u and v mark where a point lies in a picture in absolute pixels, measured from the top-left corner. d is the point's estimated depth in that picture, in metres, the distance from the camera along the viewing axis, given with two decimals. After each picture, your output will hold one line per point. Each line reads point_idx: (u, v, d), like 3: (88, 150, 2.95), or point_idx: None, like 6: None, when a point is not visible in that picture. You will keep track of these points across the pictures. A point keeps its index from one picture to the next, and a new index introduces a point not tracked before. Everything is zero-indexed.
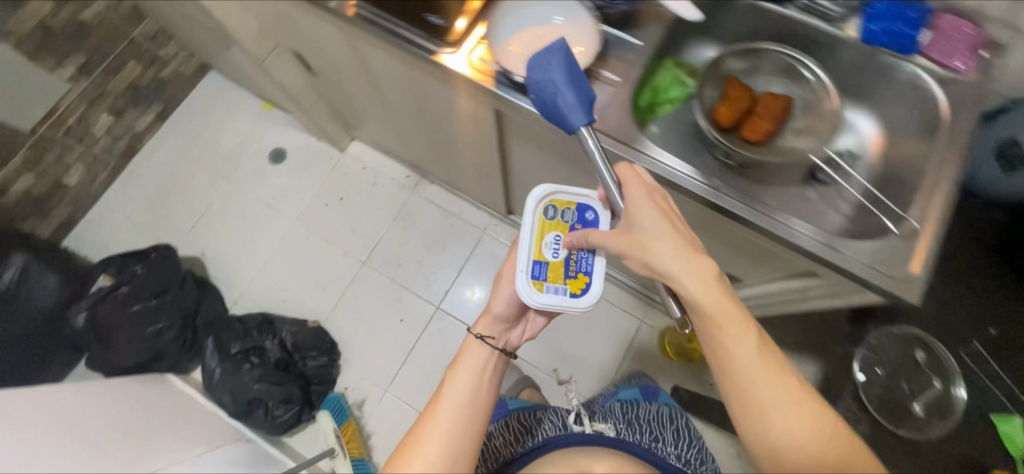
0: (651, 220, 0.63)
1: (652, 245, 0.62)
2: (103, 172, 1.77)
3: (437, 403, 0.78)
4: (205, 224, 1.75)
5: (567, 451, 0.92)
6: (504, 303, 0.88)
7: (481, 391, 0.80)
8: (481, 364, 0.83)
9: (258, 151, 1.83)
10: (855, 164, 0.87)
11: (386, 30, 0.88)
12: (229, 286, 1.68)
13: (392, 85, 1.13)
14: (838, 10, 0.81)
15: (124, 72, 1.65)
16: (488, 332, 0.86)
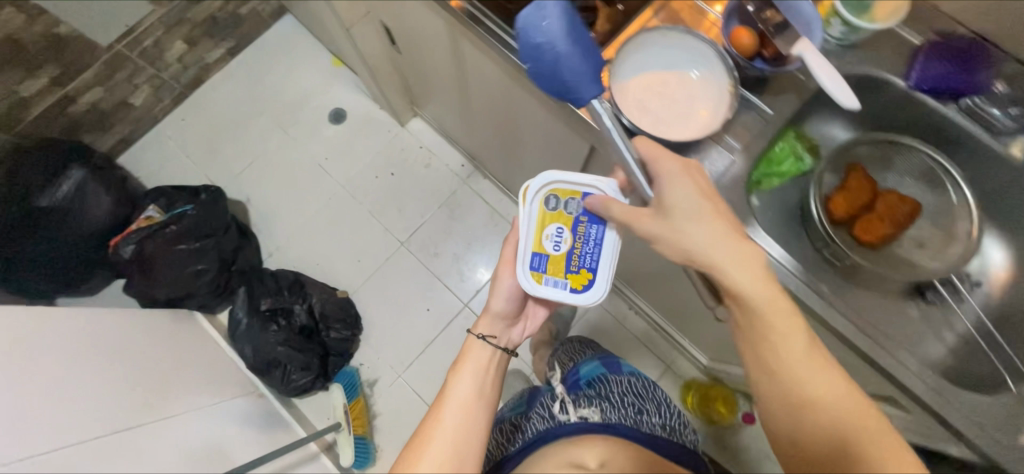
0: (692, 203, 0.63)
1: (690, 228, 0.62)
2: (168, 98, 1.77)
3: (441, 403, 0.72)
4: (255, 170, 1.75)
5: (557, 443, 0.90)
6: (504, 301, 0.82)
7: (485, 389, 0.75)
8: (485, 360, 0.77)
9: (321, 107, 1.81)
10: (975, 291, 0.82)
11: (493, 35, 0.81)
12: (268, 237, 1.69)
13: (479, 85, 1.07)
14: (1006, 124, 0.77)
15: (206, 3, 1.62)
16: (489, 331, 0.80)
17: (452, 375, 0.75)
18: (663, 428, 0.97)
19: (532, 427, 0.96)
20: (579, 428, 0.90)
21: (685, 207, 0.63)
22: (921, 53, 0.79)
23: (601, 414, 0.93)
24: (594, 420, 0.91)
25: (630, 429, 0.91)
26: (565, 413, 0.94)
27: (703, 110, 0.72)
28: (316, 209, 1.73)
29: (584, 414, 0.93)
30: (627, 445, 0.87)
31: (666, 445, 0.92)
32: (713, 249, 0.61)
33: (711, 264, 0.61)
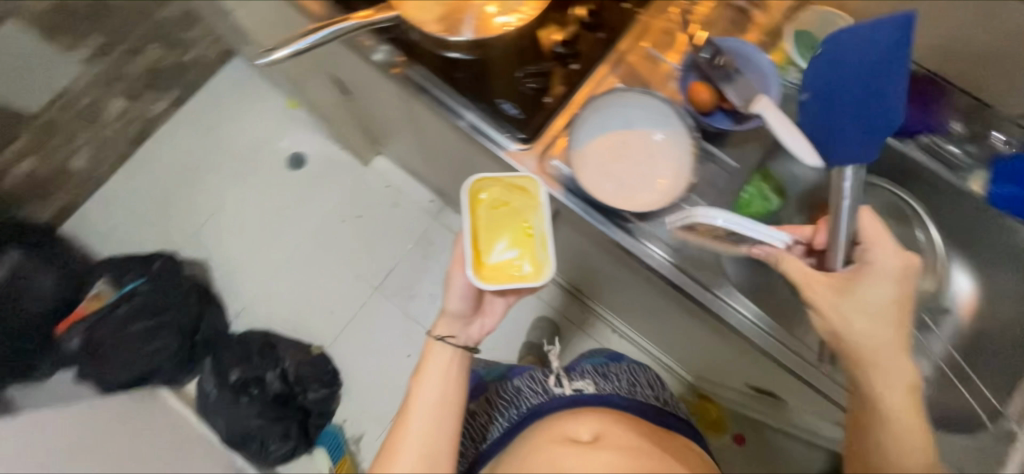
0: (885, 301, 0.64)
1: (876, 313, 0.64)
2: (112, 157, 1.65)
3: (407, 412, 0.77)
4: (215, 226, 1.67)
5: (546, 415, 0.88)
6: (459, 300, 0.82)
7: (450, 395, 0.78)
8: (445, 362, 0.80)
9: (278, 153, 1.73)
10: (942, 321, 0.93)
11: (437, 99, 0.83)
12: (234, 296, 1.61)
13: (440, 138, 1.03)
14: (963, 161, 0.91)
15: (146, 54, 1.55)
16: (448, 332, 0.82)
17: (414, 383, 0.79)
18: (652, 395, 0.97)
19: (522, 400, 0.94)
20: (572, 400, 0.89)
21: (881, 301, 0.64)
22: None
23: (596, 387, 0.92)
24: (590, 392, 0.90)
25: (625, 398, 0.91)
26: (558, 386, 0.92)
27: (662, 179, 0.78)
28: (282, 260, 1.65)
29: (578, 387, 0.92)
30: (618, 414, 0.87)
31: (656, 413, 0.92)
32: (884, 333, 0.63)
33: (874, 348, 0.64)
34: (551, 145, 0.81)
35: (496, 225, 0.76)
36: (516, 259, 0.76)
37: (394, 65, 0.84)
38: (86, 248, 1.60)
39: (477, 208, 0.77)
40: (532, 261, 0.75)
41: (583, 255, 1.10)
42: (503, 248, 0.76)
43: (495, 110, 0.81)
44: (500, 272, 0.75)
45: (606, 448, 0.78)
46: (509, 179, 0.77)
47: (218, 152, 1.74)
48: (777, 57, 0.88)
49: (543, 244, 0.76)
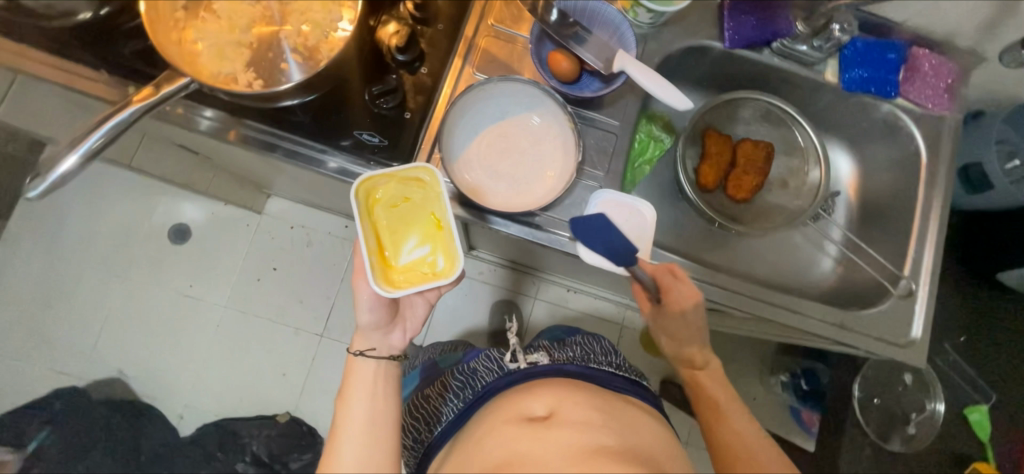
0: (693, 323, 0.81)
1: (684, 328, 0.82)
2: None
3: (338, 433, 0.78)
4: (110, 336, 1.46)
5: (501, 396, 0.89)
6: (369, 311, 0.81)
7: (381, 413, 0.80)
8: (371, 378, 0.82)
9: (154, 232, 1.52)
10: (836, 203, 1.11)
11: (287, 151, 0.81)
12: (168, 400, 1.45)
13: (319, 178, 0.94)
14: (815, 55, 0.95)
15: None
16: (367, 345, 0.84)
17: (340, 405, 0.80)
18: (607, 361, 0.97)
19: (477, 381, 0.95)
20: (525, 376, 0.90)
21: (691, 319, 0.81)
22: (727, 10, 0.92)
23: (550, 359, 0.93)
24: (544, 364, 0.92)
25: (578, 368, 0.91)
26: (513, 362, 0.94)
27: (549, 171, 0.84)
28: (207, 346, 1.49)
29: (532, 360, 0.93)
30: (572, 383, 0.87)
31: (610, 379, 0.92)
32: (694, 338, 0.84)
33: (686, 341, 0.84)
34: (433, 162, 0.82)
35: (402, 224, 0.78)
36: (427, 255, 0.78)
37: (228, 129, 0.80)
38: None
39: (376, 212, 0.77)
40: (443, 253, 0.77)
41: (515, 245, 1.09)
42: (412, 246, 0.78)
43: (360, 143, 0.80)
44: (414, 271, 0.77)
45: (560, 425, 0.78)
46: (402, 175, 0.76)
47: None
48: (623, 2, 0.88)
49: (450, 235, 0.77)
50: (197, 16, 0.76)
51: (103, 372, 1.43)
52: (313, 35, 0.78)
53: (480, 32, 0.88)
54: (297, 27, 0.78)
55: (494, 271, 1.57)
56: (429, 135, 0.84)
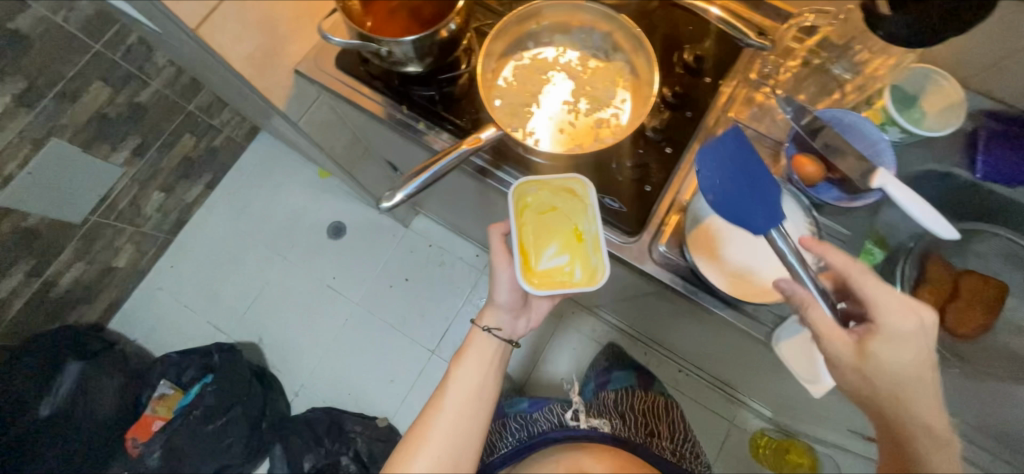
0: (910, 359, 0.58)
1: (897, 376, 0.58)
2: (152, 249, 1.62)
3: (445, 388, 0.80)
4: (260, 306, 1.63)
5: (567, 447, 0.99)
6: (506, 291, 0.77)
7: (487, 386, 0.81)
8: (487, 355, 0.82)
9: (316, 224, 1.70)
10: None
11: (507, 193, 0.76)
12: (290, 376, 1.57)
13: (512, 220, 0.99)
14: None
15: (179, 146, 1.50)
16: (495, 324, 0.82)
17: (454, 363, 0.82)
18: (652, 439, 1.10)
19: (540, 427, 1.05)
20: (586, 438, 0.99)
21: (910, 358, 0.58)
22: (980, 147, 0.71)
23: (612, 429, 1.03)
24: (603, 431, 1.01)
25: (630, 444, 1.01)
26: (575, 420, 1.04)
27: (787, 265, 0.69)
28: (333, 335, 1.62)
29: (594, 424, 1.03)
30: (623, 453, 0.97)
31: (662, 464, 1.01)
32: (914, 402, 0.58)
33: (908, 409, 0.58)
34: (658, 234, 0.72)
35: (544, 229, 0.69)
36: (565, 265, 0.67)
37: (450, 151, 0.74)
38: (137, 343, 1.56)
39: (524, 213, 0.69)
40: (585, 266, 0.66)
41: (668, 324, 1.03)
42: (550, 252, 0.68)
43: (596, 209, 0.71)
44: (551, 278, 0.66)
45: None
46: (556, 185, 0.69)
47: (257, 229, 1.69)
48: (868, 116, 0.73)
49: (596, 250, 0.67)
50: (499, 79, 0.69)
51: (248, 335, 1.60)
52: (593, 110, 0.68)
53: (721, 123, 0.76)
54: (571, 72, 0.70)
55: (577, 315, 1.49)
56: (660, 215, 0.72)
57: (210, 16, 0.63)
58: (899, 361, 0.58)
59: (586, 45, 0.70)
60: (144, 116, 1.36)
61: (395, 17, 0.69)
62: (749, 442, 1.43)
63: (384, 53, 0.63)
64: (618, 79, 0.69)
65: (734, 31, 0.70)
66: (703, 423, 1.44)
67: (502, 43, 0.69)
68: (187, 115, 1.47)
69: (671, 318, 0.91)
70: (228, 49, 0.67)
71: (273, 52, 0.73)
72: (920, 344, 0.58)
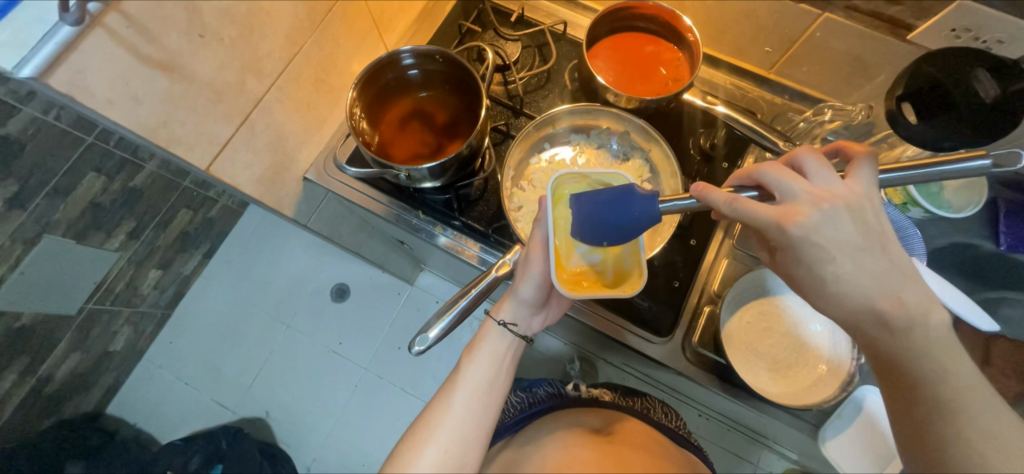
0: (823, 253, 0.44)
1: (817, 270, 0.45)
2: (150, 326, 1.48)
3: (451, 384, 0.61)
4: (264, 380, 1.48)
5: (565, 411, 0.81)
6: (534, 287, 0.59)
7: (501, 383, 0.62)
8: (501, 350, 0.63)
9: (318, 289, 1.55)
10: None
11: None
12: (302, 450, 1.41)
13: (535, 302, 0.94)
14: None
15: (174, 222, 1.38)
16: (513, 318, 0.62)
17: (465, 357, 0.63)
18: (664, 418, 0.86)
19: (538, 396, 0.86)
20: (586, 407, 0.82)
21: (820, 244, 0.44)
22: (1002, 214, 0.70)
23: (613, 397, 0.86)
24: (605, 399, 0.84)
25: (640, 414, 0.81)
26: (575, 390, 0.87)
27: (821, 362, 0.66)
28: (343, 406, 1.44)
29: (594, 394, 0.86)
30: (636, 422, 0.77)
31: (668, 430, 0.80)
32: (847, 290, 0.45)
33: (842, 298, 0.45)
34: (692, 332, 0.69)
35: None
36: (599, 264, 0.54)
37: (466, 250, 0.73)
38: (138, 427, 1.44)
39: (560, 203, 0.54)
40: (618, 267, 0.54)
41: (705, 402, 0.96)
42: (583, 248, 0.54)
43: (627, 310, 0.69)
44: (581, 281, 0.53)
45: (623, 442, 0.69)
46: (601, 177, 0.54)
47: (256, 299, 1.56)
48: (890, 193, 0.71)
49: (633, 252, 0.54)
50: (521, 183, 0.69)
51: (251, 411, 1.45)
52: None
53: None
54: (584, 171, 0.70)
55: (564, 355, 1.31)
56: (690, 312, 0.70)
57: (221, 153, 0.59)
58: (813, 263, 0.45)
59: (602, 147, 0.71)
60: (138, 200, 1.24)
61: (409, 128, 0.67)
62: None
63: (403, 176, 0.61)
64: (637, 177, 0.69)
65: (738, 125, 0.68)
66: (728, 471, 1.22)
67: (520, 149, 0.68)
68: (183, 190, 1.34)
69: (711, 398, 0.85)
70: (238, 178, 0.63)
71: (283, 166, 0.70)
72: (823, 236, 0.44)
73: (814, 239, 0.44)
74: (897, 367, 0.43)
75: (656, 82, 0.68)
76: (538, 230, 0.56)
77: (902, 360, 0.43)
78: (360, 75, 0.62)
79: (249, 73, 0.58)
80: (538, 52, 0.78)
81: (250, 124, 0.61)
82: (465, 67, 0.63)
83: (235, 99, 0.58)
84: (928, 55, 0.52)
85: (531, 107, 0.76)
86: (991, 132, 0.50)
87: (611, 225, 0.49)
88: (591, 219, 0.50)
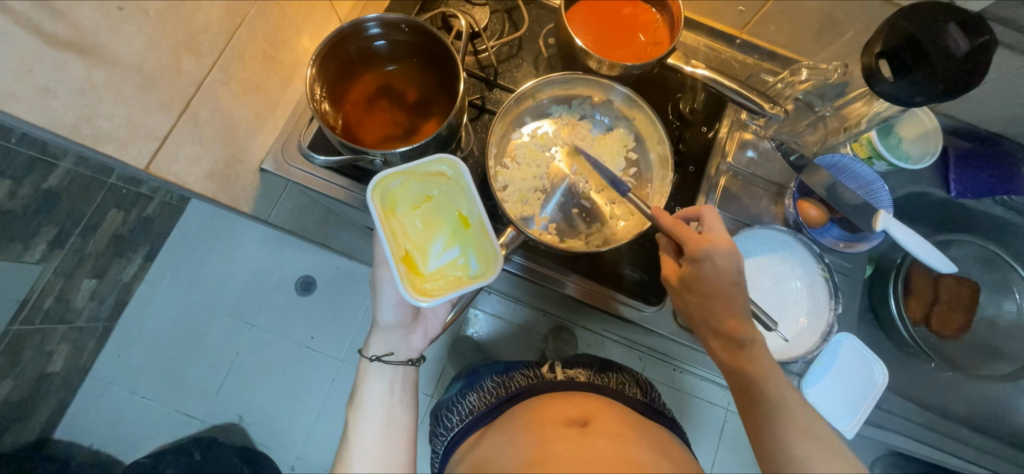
0: (721, 278, 0.53)
1: (715, 288, 0.53)
2: (92, 341, 1.30)
3: (346, 450, 0.56)
4: (231, 386, 1.34)
5: (537, 399, 0.73)
6: (393, 307, 0.60)
7: (402, 412, 0.59)
8: (389, 383, 0.60)
9: (279, 285, 1.41)
10: None
11: (525, 271, 0.69)
12: (282, 450, 1.30)
13: (518, 286, 0.90)
14: None
15: (105, 225, 1.19)
16: (385, 348, 0.61)
17: (351, 412, 0.58)
18: (639, 392, 0.79)
19: (511, 381, 0.78)
20: (560, 389, 0.75)
21: (720, 275, 0.53)
22: (953, 163, 0.74)
23: (589, 377, 0.78)
24: (581, 380, 0.77)
25: (617, 393, 0.76)
26: (550, 372, 0.80)
27: (800, 317, 0.70)
28: (320, 406, 1.32)
29: (570, 374, 0.79)
30: (608, 402, 0.72)
31: (645, 408, 0.75)
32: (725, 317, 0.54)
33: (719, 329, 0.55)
34: None
35: (421, 223, 0.55)
36: (458, 258, 0.54)
37: None
38: (94, 449, 1.28)
39: (393, 214, 0.53)
40: (479, 254, 0.53)
41: (689, 361, 0.98)
42: (436, 248, 0.54)
43: (620, 284, 0.69)
44: (443, 280, 0.53)
45: (600, 433, 0.62)
46: (425, 169, 0.53)
47: (212, 300, 1.40)
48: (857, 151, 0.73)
49: (485, 233, 0.53)
50: (503, 162, 0.66)
51: (224, 417, 1.32)
52: (601, 189, 0.67)
53: (721, 172, 0.74)
54: (561, 147, 0.67)
55: (538, 323, 1.28)
56: None
57: (161, 148, 0.53)
58: (710, 280, 0.53)
59: (585, 118, 0.70)
60: (57, 204, 1.05)
61: (377, 108, 0.61)
62: (745, 427, 1.27)
63: (379, 161, 0.56)
64: (623, 148, 0.68)
65: (724, 90, 0.65)
66: (694, 414, 1.27)
67: (501, 126, 0.66)
68: (110, 188, 1.15)
69: (695, 356, 0.87)
70: (187, 176, 0.56)
71: (236, 159, 0.63)
72: (721, 263, 0.53)
73: (720, 268, 0.53)
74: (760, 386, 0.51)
75: (635, 48, 0.66)
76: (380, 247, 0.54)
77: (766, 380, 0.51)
78: (318, 48, 0.55)
79: (184, 51, 0.53)
80: (507, 17, 0.73)
81: (192, 112, 0.55)
82: (435, 36, 0.58)
83: (171, 83, 0.52)
84: (904, 10, 0.53)
85: (505, 77, 0.71)
86: (962, 85, 0.51)
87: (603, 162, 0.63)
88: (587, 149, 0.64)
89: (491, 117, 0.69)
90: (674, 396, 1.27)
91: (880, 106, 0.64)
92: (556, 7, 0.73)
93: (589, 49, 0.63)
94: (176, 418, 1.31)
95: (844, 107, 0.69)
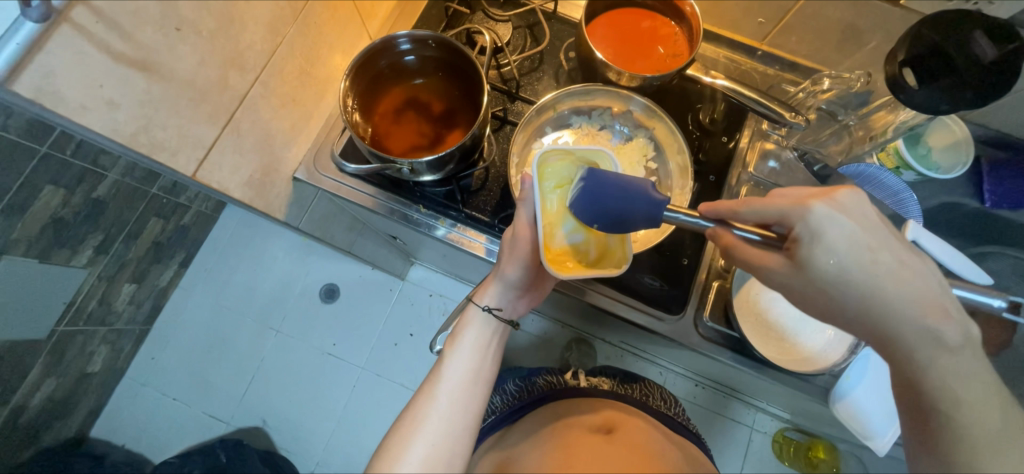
0: (859, 240, 0.42)
1: (851, 260, 0.42)
2: (129, 343, 1.36)
3: (432, 379, 0.55)
4: (257, 388, 1.37)
5: (561, 402, 0.74)
6: (521, 269, 0.56)
7: (487, 371, 0.57)
8: (485, 336, 0.58)
9: (304, 293, 1.45)
10: None
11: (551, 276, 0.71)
12: (301, 454, 1.31)
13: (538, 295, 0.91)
14: None
15: (146, 233, 1.26)
16: (496, 302, 0.58)
17: (446, 350, 0.57)
18: (664, 404, 0.79)
19: (534, 385, 0.79)
20: (582, 394, 0.75)
21: (849, 236, 0.42)
22: (986, 172, 0.73)
23: (612, 385, 0.79)
24: (603, 388, 0.77)
25: (639, 400, 0.76)
26: (573, 379, 0.80)
27: (828, 329, 0.69)
28: (341, 412, 1.34)
29: (593, 382, 0.79)
30: (631, 408, 0.73)
31: (666, 417, 0.74)
32: (896, 309, 0.42)
33: (893, 326, 0.42)
34: (704, 306, 0.70)
35: (561, 201, 0.54)
36: (582, 244, 0.55)
37: (476, 246, 0.71)
38: (127, 448, 1.32)
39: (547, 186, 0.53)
40: (602, 248, 0.55)
41: (713, 373, 0.96)
42: (567, 228, 0.55)
43: (638, 290, 0.69)
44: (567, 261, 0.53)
45: (623, 440, 0.62)
46: (585, 155, 0.53)
47: (242, 306, 1.45)
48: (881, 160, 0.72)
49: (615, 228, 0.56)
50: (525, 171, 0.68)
51: (248, 420, 1.34)
52: None
53: (741, 182, 0.74)
54: None
55: (557, 334, 1.29)
56: (700, 288, 0.71)
57: (207, 157, 0.56)
58: (848, 248, 0.42)
59: (605, 128, 0.71)
60: (104, 211, 1.12)
61: (405, 119, 0.64)
62: (771, 447, 1.22)
63: (405, 170, 0.59)
64: (643, 157, 0.69)
65: (744, 99, 0.65)
66: (719, 432, 1.24)
67: (523, 135, 0.67)
68: (151, 198, 1.22)
69: (718, 369, 0.86)
70: (227, 183, 0.60)
71: (271, 168, 0.67)
72: (847, 221, 0.42)
73: (837, 223, 0.42)
74: (935, 398, 0.42)
75: (654, 60, 0.67)
76: (523, 210, 0.53)
77: (951, 390, 0.41)
78: (352, 62, 0.58)
79: (231, 68, 0.57)
80: (529, 32, 0.75)
81: (235, 123, 0.59)
82: (460, 51, 0.60)
83: (218, 97, 0.56)
84: (923, 20, 0.53)
85: (527, 90, 0.74)
86: (994, 92, 0.50)
87: (608, 216, 0.50)
88: (582, 207, 0.51)
89: (512, 128, 0.71)
90: (697, 411, 1.25)
91: (904, 115, 0.63)
92: (576, 22, 0.75)
93: (608, 61, 0.65)
94: (204, 419, 1.35)
95: (869, 116, 0.68)
